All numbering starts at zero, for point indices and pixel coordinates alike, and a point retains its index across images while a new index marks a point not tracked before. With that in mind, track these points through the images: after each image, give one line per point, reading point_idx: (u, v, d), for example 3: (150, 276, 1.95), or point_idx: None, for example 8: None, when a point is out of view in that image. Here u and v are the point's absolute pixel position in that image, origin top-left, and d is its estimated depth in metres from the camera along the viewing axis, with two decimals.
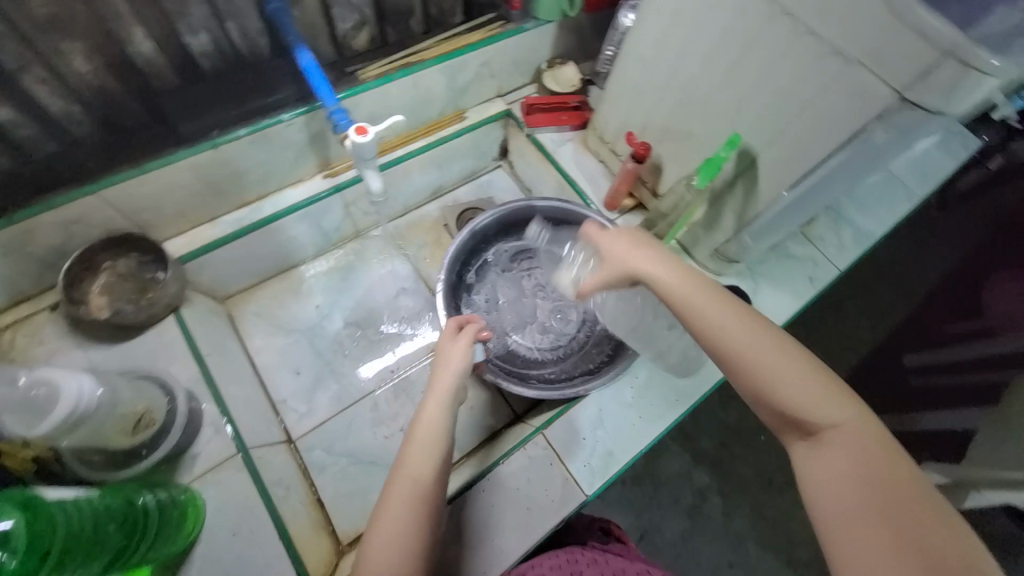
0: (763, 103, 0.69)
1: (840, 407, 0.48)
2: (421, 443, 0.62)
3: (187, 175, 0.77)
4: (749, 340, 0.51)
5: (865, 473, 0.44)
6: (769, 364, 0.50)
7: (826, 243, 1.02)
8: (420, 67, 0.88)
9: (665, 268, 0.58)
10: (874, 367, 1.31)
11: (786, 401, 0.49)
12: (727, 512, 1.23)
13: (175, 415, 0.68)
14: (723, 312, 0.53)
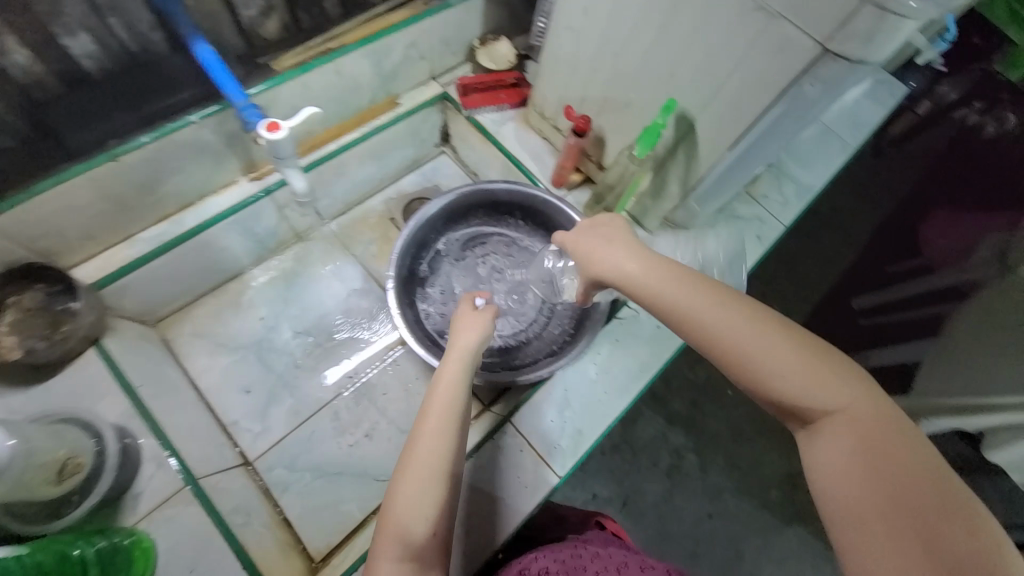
0: (696, 66, 0.67)
1: (838, 384, 0.42)
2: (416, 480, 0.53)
3: (87, 193, 0.69)
4: (732, 325, 0.45)
5: (870, 456, 0.39)
6: (757, 348, 0.43)
7: (769, 200, 1.04)
8: (341, 52, 0.82)
9: (632, 259, 0.53)
10: (825, 315, 1.36)
11: (777, 387, 0.43)
12: (703, 468, 1.27)
13: (106, 456, 0.63)
14: (697, 297, 0.47)
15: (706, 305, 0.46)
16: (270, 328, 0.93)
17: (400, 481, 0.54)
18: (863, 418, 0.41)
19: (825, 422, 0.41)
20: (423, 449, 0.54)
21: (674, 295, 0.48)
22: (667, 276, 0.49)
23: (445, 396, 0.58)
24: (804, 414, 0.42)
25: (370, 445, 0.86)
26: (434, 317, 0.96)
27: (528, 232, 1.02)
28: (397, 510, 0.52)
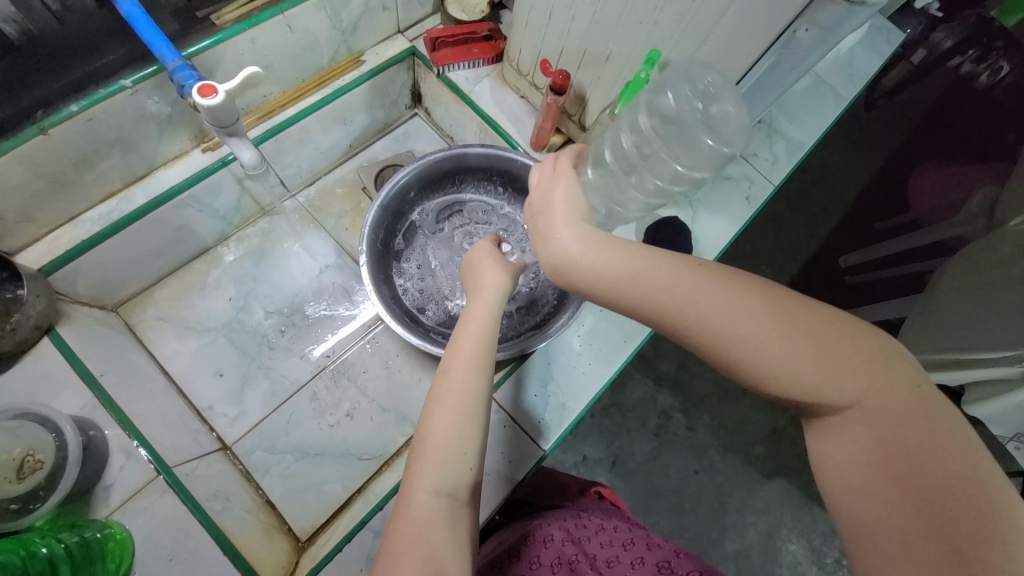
0: (680, 12, 0.61)
1: (849, 369, 0.36)
2: (437, 438, 0.50)
3: (18, 171, 0.63)
4: (722, 320, 0.39)
5: (880, 454, 0.35)
6: (751, 345, 0.38)
7: (759, 159, 1.00)
8: (290, 3, 0.74)
9: (594, 247, 0.45)
10: (813, 274, 1.35)
11: (773, 382, 0.38)
12: (690, 427, 1.29)
13: (67, 451, 0.60)
14: (675, 287, 0.40)
15: (686, 297, 0.40)
16: (241, 308, 0.89)
17: (429, 419, 0.51)
18: (874, 408, 0.36)
19: (830, 414, 0.37)
20: (454, 383, 0.52)
21: (648, 286, 0.41)
22: (636, 264, 0.42)
23: (476, 331, 0.55)
24: (807, 405, 0.38)
25: (351, 424, 0.84)
26: (413, 293, 0.92)
27: (506, 199, 0.98)
28: (427, 445, 0.50)
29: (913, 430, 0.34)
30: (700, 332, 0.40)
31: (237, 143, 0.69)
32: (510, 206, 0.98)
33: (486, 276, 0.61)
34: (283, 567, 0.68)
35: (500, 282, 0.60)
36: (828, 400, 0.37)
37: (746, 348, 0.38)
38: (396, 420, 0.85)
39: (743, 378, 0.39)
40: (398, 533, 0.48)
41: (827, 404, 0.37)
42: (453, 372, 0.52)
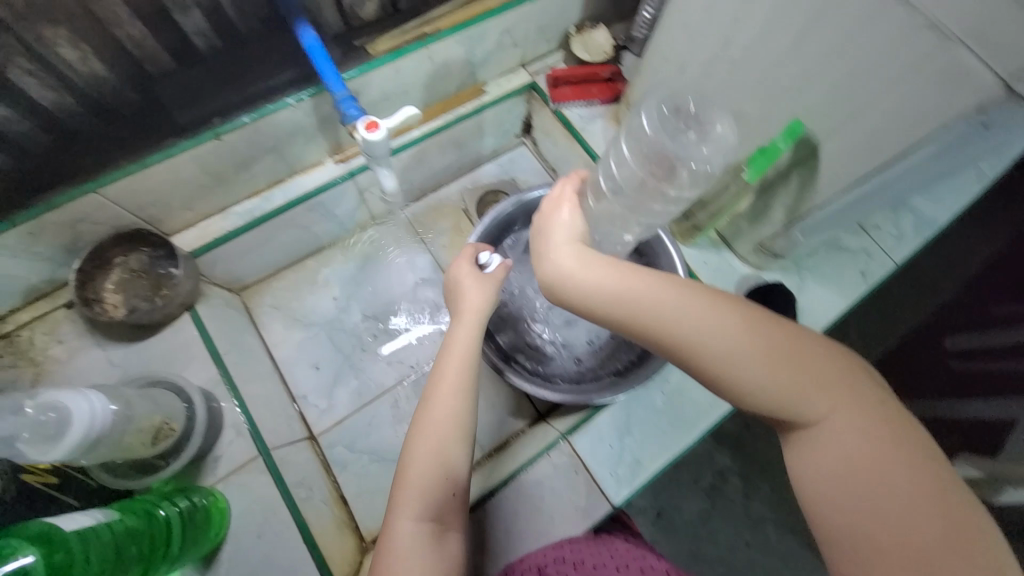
0: (833, 86, 0.59)
1: (820, 391, 0.44)
2: (424, 447, 0.58)
3: (190, 168, 0.72)
4: (723, 347, 0.45)
5: (849, 466, 0.42)
6: (745, 369, 0.45)
7: (882, 232, 0.91)
8: (435, 38, 0.80)
9: (607, 269, 0.50)
10: (915, 350, 1.19)
11: (757, 400, 0.45)
12: (748, 493, 1.20)
13: (196, 422, 0.67)
14: (673, 316, 0.46)
15: (690, 326, 0.46)
16: (343, 309, 0.95)
17: (418, 447, 0.58)
18: (841, 422, 0.43)
19: (811, 432, 0.44)
20: (445, 402, 0.59)
21: (650, 313, 0.47)
22: (637, 289, 0.48)
23: (458, 360, 0.62)
24: (788, 422, 0.45)
25: None
26: (496, 317, 0.92)
27: None
28: (414, 471, 0.57)
29: (879, 445, 0.42)
30: (697, 359, 0.46)
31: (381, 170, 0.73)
32: None
33: (471, 296, 0.67)
34: (349, 565, 0.72)
35: (481, 302, 0.67)
36: (806, 417, 0.44)
37: (735, 371, 0.45)
38: None
39: (736, 395, 0.46)
40: (388, 545, 0.55)
41: (807, 423, 0.44)
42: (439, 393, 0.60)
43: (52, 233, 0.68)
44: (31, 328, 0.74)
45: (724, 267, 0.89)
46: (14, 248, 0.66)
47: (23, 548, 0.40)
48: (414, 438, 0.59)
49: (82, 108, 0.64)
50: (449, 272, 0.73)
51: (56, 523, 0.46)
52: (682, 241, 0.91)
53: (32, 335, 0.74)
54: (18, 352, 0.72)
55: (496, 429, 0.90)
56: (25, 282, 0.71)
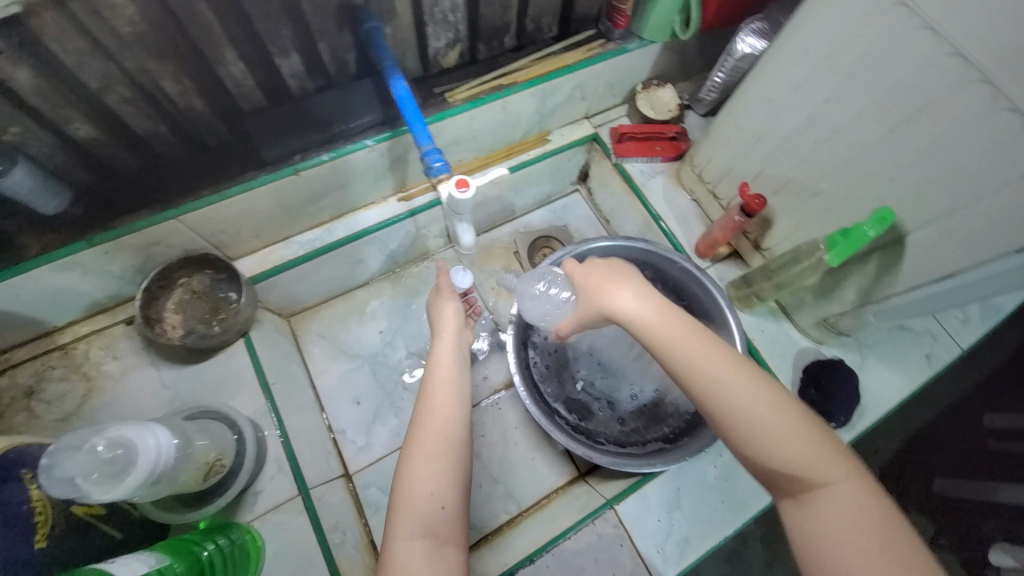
0: (927, 179, 0.58)
1: (829, 452, 0.47)
2: (423, 456, 0.59)
3: (266, 200, 0.73)
4: (749, 394, 0.50)
5: (859, 532, 0.43)
6: (764, 417, 0.48)
7: (946, 314, 0.87)
8: (512, 90, 0.81)
9: (659, 309, 0.57)
10: (953, 427, 1.17)
11: (772, 453, 0.48)
12: (770, 561, 1.14)
13: (245, 458, 0.68)
14: (704, 358, 0.52)
15: (723, 369, 0.51)
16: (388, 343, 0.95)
17: (409, 462, 0.59)
18: (855, 490, 0.45)
19: (819, 495, 0.46)
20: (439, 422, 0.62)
21: (686, 351, 0.53)
22: (676, 330, 0.54)
23: (445, 375, 0.67)
24: (797, 483, 0.47)
25: None
26: (540, 367, 0.91)
27: None
28: (411, 489, 0.57)
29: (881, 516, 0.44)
30: (721, 401, 0.50)
31: (460, 225, 0.64)
32: None
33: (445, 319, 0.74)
34: None
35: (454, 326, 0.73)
36: (817, 479, 0.46)
37: (756, 417, 0.49)
38: (501, 494, 0.86)
39: (752, 444, 0.49)
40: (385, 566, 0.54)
41: (816, 484, 0.46)
42: (432, 405, 0.63)
43: (127, 254, 0.69)
44: (88, 341, 0.75)
45: (783, 337, 0.86)
46: (89, 266, 0.67)
47: None
48: (413, 452, 0.60)
49: (173, 137, 0.67)
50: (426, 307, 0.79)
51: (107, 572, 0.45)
52: (739, 307, 0.88)
53: (88, 349, 0.75)
54: (72, 365, 0.73)
55: (533, 484, 0.87)
56: (91, 298, 0.73)
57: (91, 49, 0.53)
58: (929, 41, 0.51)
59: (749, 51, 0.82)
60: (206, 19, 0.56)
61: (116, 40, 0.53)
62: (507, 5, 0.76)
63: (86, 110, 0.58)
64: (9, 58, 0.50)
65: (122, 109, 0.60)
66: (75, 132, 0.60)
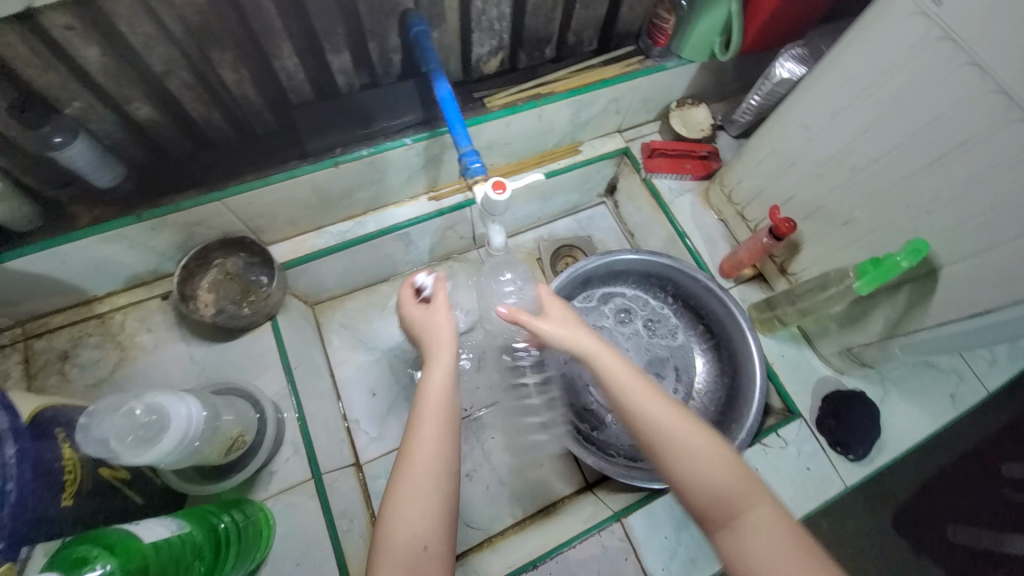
0: (964, 216, 0.57)
1: (749, 484, 0.48)
2: (410, 490, 0.50)
3: (304, 190, 0.76)
4: (670, 421, 0.51)
5: (778, 558, 0.44)
6: (686, 445, 0.50)
7: (974, 354, 0.86)
8: (549, 100, 0.83)
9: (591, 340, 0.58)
10: (969, 473, 1.16)
11: (695, 480, 0.49)
12: None
13: (265, 438, 0.70)
14: (629, 385, 0.53)
15: (649, 397, 0.53)
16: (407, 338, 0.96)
17: (399, 496, 0.50)
18: (777, 518, 0.46)
19: (743, 524, 0.46)
20: (421, 455, 0.52)
21: (618, 380, 0.54)
22: (606, 360, 0.56)
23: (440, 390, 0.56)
24: (722, 513, 0.47)
25: (467, 485, 0.87)
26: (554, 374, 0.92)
27: (673, 309, 0.96)
28: (395, 525, 0.49)
29: (800, 543, 0.45)
30: (646, 428, 0.51)
31: (492, 226, 0.65)
32: (675, 318, 0.96)
33: (436, 326, 0.61)
34: None
35: (447, 334, 0.60)
36: (739, 508, 0.47)
37: (677, 443, 0.50)
38: (507, 497, 0.86)
39: (676, 472, 0.50)
40: None
41: (738, 514, 0.47)
42: (422, 434, 0.52)
43: (171, 231, 0.72)
44: (125, 312, 0.78)
45: (804, 364, 0.85)
46: (135, 240, 0.70)
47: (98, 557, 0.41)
48: (398, 483, 0.51)
49: (224, 123, 0.70)
50: (401, 318, 0.65)
51: (135, 531, 0.46)
52: (760, 330, 0.87)
53: (125, 320, 0.78)
54: (108, 334, 0.76)
55: (539, 491, 0.87)
56: (132, 271, 0.76)
57: (158, 35, 0.56)
58: (974, 77, 0.51)
59: (787, 76, 0.82)
60: (268, 13, 0.58)
61: (181, 26, 0.56)
62: (551, 17, 0.77)
63: (147, 91, 0.61)
64: (80, 36, 0.53)
65: (181, 93, 0.63)
66: (134, 111, 0.63)
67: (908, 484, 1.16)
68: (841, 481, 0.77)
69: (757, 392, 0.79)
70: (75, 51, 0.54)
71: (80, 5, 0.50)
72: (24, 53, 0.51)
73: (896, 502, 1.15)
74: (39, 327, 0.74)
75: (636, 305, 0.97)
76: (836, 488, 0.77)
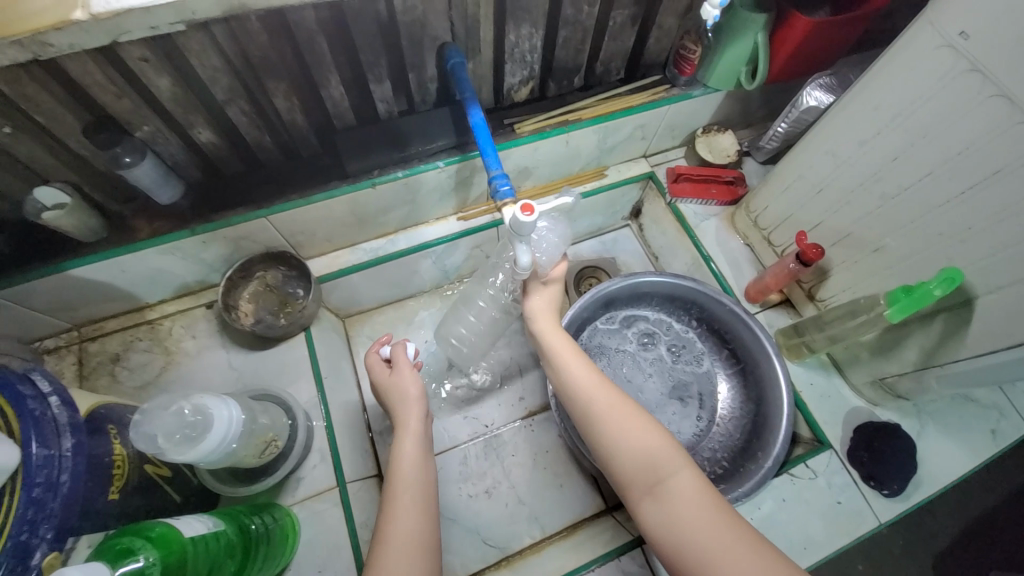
0: (999, 245, 0.56)
1: (672, 452, 0.58)
2: (395, 560, 0.53)
3: (342, 209, 0.80)
4: (610, 402, 0.63)
5: (693, 510, 0.53)
6: (622, 422, 0.61)
7: (1018, 390, 0.82)
8: (576, 126, 0.86)
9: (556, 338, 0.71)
10: (1015, 519, 1.09)
11: (629, 450, 0.59)
12: None
13: (295, 444, 0.73)
14: (580, 372, 0.67)
15: (596, 383, 0.65)
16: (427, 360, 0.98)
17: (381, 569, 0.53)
18: (693, 480, 0.56)
19: (666, 485, 0.56)
20: (401, 530, 0.56)
21: (567, 370, 0.68)
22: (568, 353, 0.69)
23: (413, 463, 0.62)
24: (650, 479, 0.57)
25: (486, 502, 0.87)
26: None
27: (696, 334, 0.96)
28: None
29: (710, 498, 0.54)
30: (592, 407, 0.63)
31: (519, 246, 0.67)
32: (700, 343, 0.96)
33: (403, 387, 0.68)
34: None
35: (414, 396, 0.68)
36: (663, 471, 0.57)
37: (615, 420, 0.61)
38: (526, 517, 0.86)
39: (615, 446, 0.60)
40: None
41: (663, 479, 0.56)
42: (403, 509, 0.57)
43: (219, 244, 0.77)
44: (172, 320, 0.83)
45: (833, 393, 0.83)
46: (187, 252, 0.75)
47: (143, 550, 0.43)
48: (381, 555, 0.54)
49: (273, 145, 0.75)
50: (372, 381, 0.72)
51: (176, 525, 0.49)
52: (787, 356, 0.86)
53: (172, 326, 0.83)
54: (156, 339, 0.81)
55: (557, 512, 0.87)
56: (182, 281, 0.81)
57: (222, 67, 0.61)
58: (1005, 108, 0.51)
59: (815, 104, 0.83)
60: (320, 47, 0.64)
61: (242, 59, 0.62)
62: (581, 49, 0.81)
63: (208, 116, 0.67)
64: (153, 67, 0.57)
65: (237, 119, 0.68)
66: (195, 135, 0.68)
67: (948, 527, 1.10)
68: (874, 518, 0.74)
69: (785, 420, 0.78)
70: (148, 81, 0.59)
71: (157, 41, 0.56)
72: (102, 80, 0.57)
73: (936, 547, 1.08)
74: (95, 331, 0.80)
75: (657, 327, 0.97)
76: (870, 525, 0.74)
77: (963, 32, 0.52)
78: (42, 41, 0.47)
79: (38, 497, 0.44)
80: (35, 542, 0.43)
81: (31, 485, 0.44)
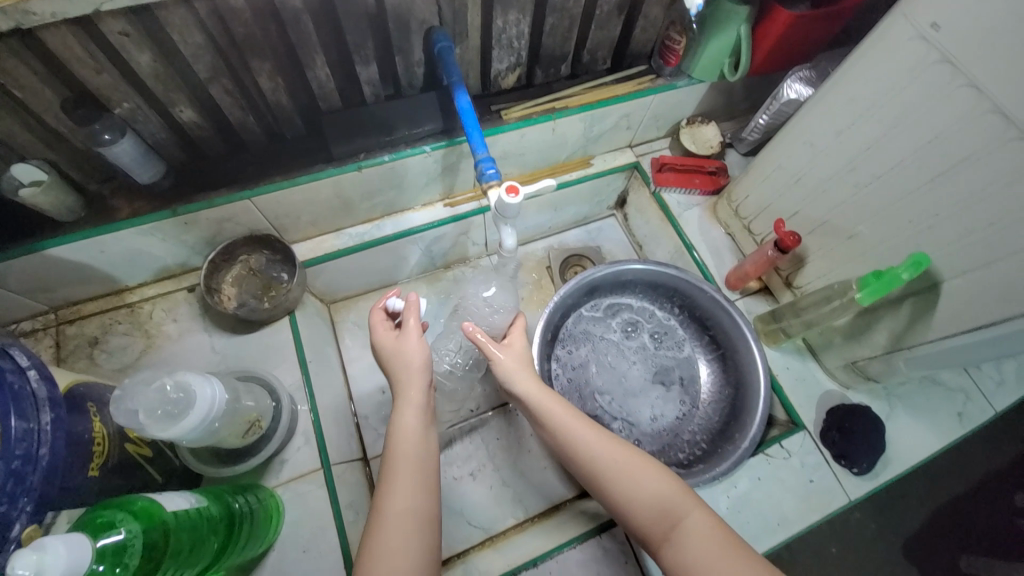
0: (965, 231, 0.59)
1: (680, 493, 0.59)
2: (394, 533, 0.54)
3: (327, 192, 0.80)
4: (607, 450, 0.63)
5: (707, 549, 0.53)
6: (624, 468, 0.61)
7: (982, 374, 0.85)
8: (563, 114, 0.87)
9: (535, 385, 0.69)
10: (980, 503, 1.15)
11: (633, 495, 0.59)
12: None
13: (279, 426, 0.73)
14: (571, 421, 0.65)
15: (590, 430, 0.65)
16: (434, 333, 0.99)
17: (382, 544, 0.53)
18: (703, 517, 0.56)
19: (679, 529, 0.56)
20: (400, 505, 0.56)
21: (555, 417, 0.66)
22: (551, 403, 0.67)
23: (411, 436, 0.62)
24: (662, 525, 0.57)
25: (471, 485, 0.88)
26: (562, 380, 0.93)
27: (679, 321, 0.98)
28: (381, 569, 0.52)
29: (723, 535, 0.54)
30: (590, 456, 0.63)
31: (504, 229, 0.68)
32: (682, 330, 0.98)
33: (408, 353, 0.67)
34: None
35: (418, 364, 0.66)
36: (672, 515, 0.57)
37: (615, 466, 0.61)
38: (510, 499, 0.87)
39: (620, 494, 0.60)
40: None
41: (674, 523, 0.56)
42: (399, 484, 0.57)
43: (202, 225, 0.76)
44: (152, 303, 0.82)
45: (808, 376, 0.86)
46: (168, 233, 0.75)
47: (123, 522, 0.43)
48: (382, 528, 0.55)
49: (257, 126, 0.75)
50: (374, 342, 0.70)
51: (159, 498, 0.49)
52: (765, 342, 0.89)
53: (153, 310, 0.82)
54: (136, 323, 0.80)
55: (541, 495, 0.88)
56: (163, 264, 0.80)
57: (206, 44, 0.61)
58: (972, 98, 0.54)
59: (795, 97, 0.85)
60: (306, 27, 0.63)
61: (226, 38, 0.61)
62: (568, 36, 0.82)
63: (190, 95, 0.66)
64: (134, 42, 0.57)
65: (220, 98, 0.68)
66: (177, 114, 0.67)
67: (919, 512, 1.14)
68: (844, 495, 0.77)
69: (761, 403, 0.80)
70: (129, 56, 0.58)
71: (138, 15, 0.55)
72: (81, 54, 0.56)
73: (905, 528, 1.13)
74: (73, 314, 0.78)
75: (640, 315, 0.99)
76: (841, 502, 0.77)
77: (934, 23, 0.54)
78: (24, 9, 0.47)
79: (17, 468, 0.43)
80: (15, 514, 0.43)
81: (11, 456, 0.43)
